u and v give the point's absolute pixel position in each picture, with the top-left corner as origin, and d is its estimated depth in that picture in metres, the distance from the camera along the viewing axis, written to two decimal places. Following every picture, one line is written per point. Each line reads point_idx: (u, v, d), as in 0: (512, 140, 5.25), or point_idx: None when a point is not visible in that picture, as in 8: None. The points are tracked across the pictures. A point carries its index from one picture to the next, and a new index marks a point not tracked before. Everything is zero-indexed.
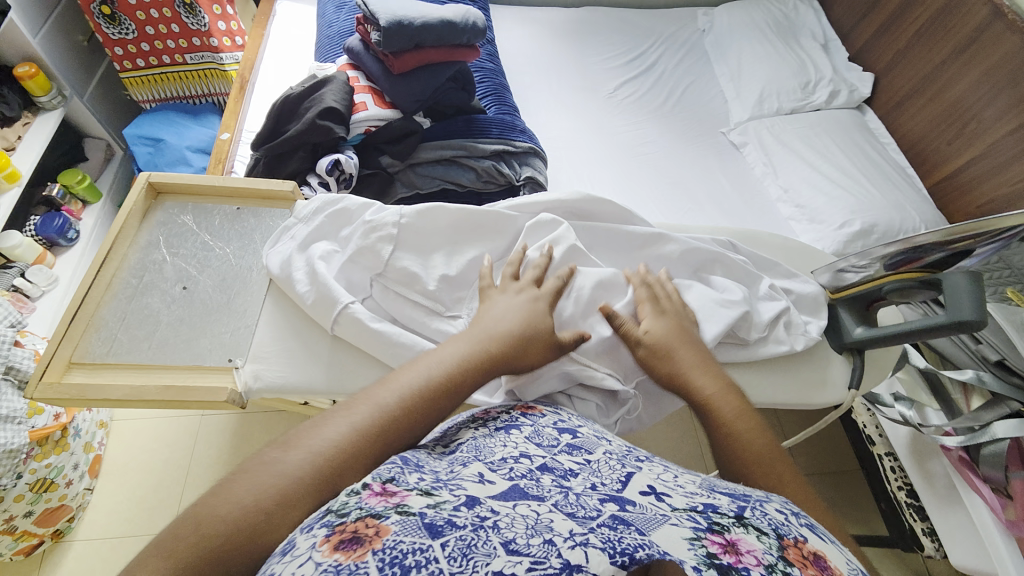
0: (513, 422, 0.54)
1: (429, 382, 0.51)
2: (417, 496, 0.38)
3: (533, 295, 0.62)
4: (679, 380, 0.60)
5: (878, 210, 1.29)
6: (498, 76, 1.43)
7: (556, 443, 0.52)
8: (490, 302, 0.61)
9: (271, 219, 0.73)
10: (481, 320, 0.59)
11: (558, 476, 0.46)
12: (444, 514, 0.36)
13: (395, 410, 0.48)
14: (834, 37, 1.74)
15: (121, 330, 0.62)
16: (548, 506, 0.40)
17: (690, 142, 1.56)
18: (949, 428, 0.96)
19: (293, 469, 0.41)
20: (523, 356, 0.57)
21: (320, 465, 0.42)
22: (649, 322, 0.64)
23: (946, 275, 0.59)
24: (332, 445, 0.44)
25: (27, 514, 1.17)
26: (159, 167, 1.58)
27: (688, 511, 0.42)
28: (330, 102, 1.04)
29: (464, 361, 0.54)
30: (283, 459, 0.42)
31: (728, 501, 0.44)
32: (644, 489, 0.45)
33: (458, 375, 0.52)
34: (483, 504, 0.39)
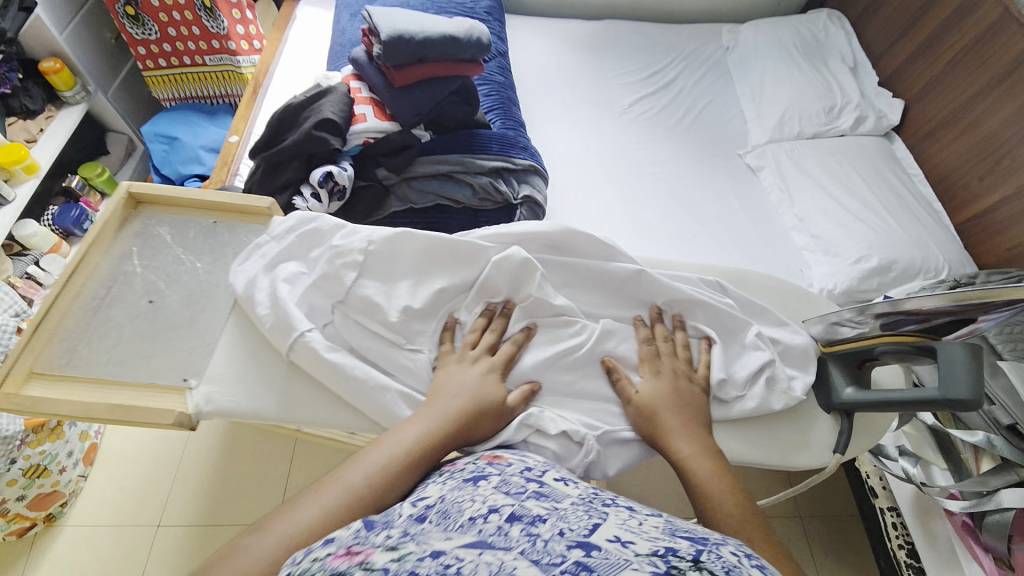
0: (480, 474, 0.50)
1: (396, 457, 0.51)
2: (383, 552, 0.37)
3: (489, 366, 0.61)
4: (661, 439, 0.60)
5: (898, 247, 1.22)
6: (506, 89, 1.41)
7: (525, 489, 0.47)
8: (450, 373, 0.60)
9: (246, 235, 0.72)
10: (442, 391, 0.58)
11: (527, 524, 0.41)
12: (408, 565, 0.34)
13: (365, 488, 0.48)
14: (863, 61, 1.66)
15: (83, 342, 0.62)
16: (514, 554, 0.37)
17: (704, 162, 1.50)
18: (954, 491, 0.88)
19: (264, 556, 0.42)
20: (484, 426, 0.57)
21: (288, 550, 0.43)
22: (643, 382, 0.65)
23: (944, 345, 0.60)
24: (301, 531, 0.44)
25: (19, 497, 1.18)
26: (172, 163, 1.61)
27: (650, 557, 0.37)
28: (327, 114, 1.04)
29: (431, 432, 0.53)
30: (255, 545, 0.43)
31: (688, 545, 0.41)
32: (611, 537, 0.40)
33: (425, 447, 0.52)
34: (449, 553, 0.36)
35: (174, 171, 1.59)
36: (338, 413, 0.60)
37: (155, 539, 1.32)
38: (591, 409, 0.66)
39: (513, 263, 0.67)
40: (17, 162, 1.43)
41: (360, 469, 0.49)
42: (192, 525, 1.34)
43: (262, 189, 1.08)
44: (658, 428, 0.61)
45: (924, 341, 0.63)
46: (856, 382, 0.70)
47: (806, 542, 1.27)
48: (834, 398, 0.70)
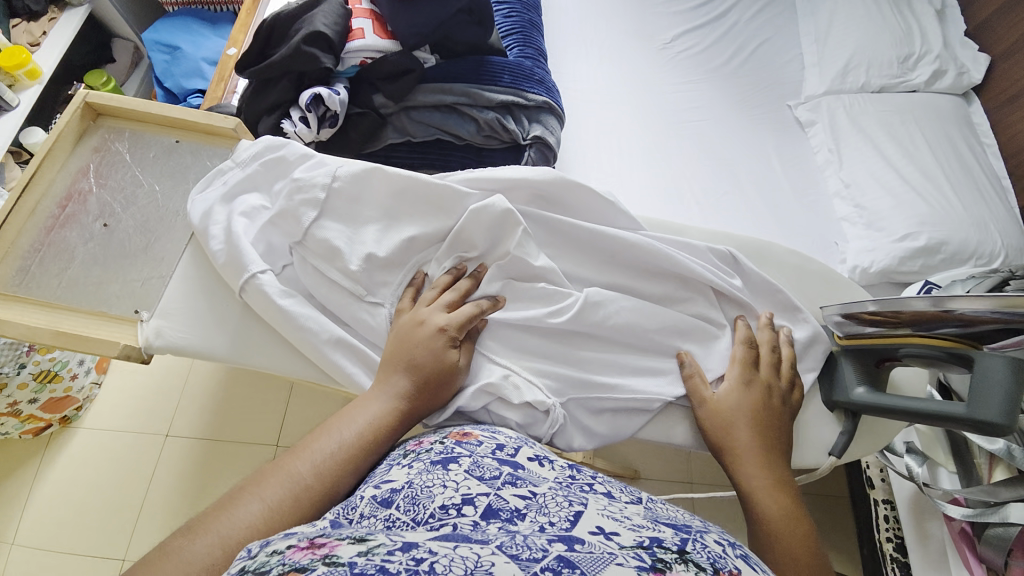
0: (451, 456, 0.47)
1: (345, 444, 0.49)
2: (349, 545, 0.32)
3: (442, 326, 0.57)
4: (733, 454, 0.58)
5: (952, 226, 1.07)
6: (529, 11, 1.23)
7: (499, 475, 0.44)
8: (404, 341, 0.56)
9: (209, 159, 0.74)
10: (392, 366, 0.55)
11: (505, 521, 0.37)
12: (378, 560, 0.30)
13: (313, 478, 0.46)
14: (954, 2, 1.40)
15: (35, 263, 0.65)
16: (490, 548, 0.32)
17: (746, 113, 1.32)
18: (959, 497, 0.82)
19: (201, 556, 0.38)
20: (443, 397, 0.56)
21: (226, 551, 0.39)
22: (726, 389, 0.62)
23: (981, 354, 0.53)
24: (245, 529, 0.41)
25: (31, 400, 1.14)
26: (174, 76, 1.50)
27: (635, 549, 0.34)
28: (318, 26, 0.92)
29: (381, 417, 0.52)
30: (189, 547, 0.39)
31: (672, 534, 0.38)
32: (594, 528, 0.37)
33: (373, 433, 0.51)
34: (422, 546, 0.32)
35: (176, 84, 1.49)
36: (286, 354, 0.61)
37: (163, 450, 1.29)
38: (565, 377, 0.62)
39: (490, 216, 0.62)
40: (19, 67, 1.35)
41: (306, 460, 0.47)
42: (198, 441, 1.30)
43: (250, 110, 0.99)
44: (729, 444, 0.59)
45: (961, 348, 0.56)
46: (870, 381, 0.65)
47: None
48: (841, 394, 0.66)
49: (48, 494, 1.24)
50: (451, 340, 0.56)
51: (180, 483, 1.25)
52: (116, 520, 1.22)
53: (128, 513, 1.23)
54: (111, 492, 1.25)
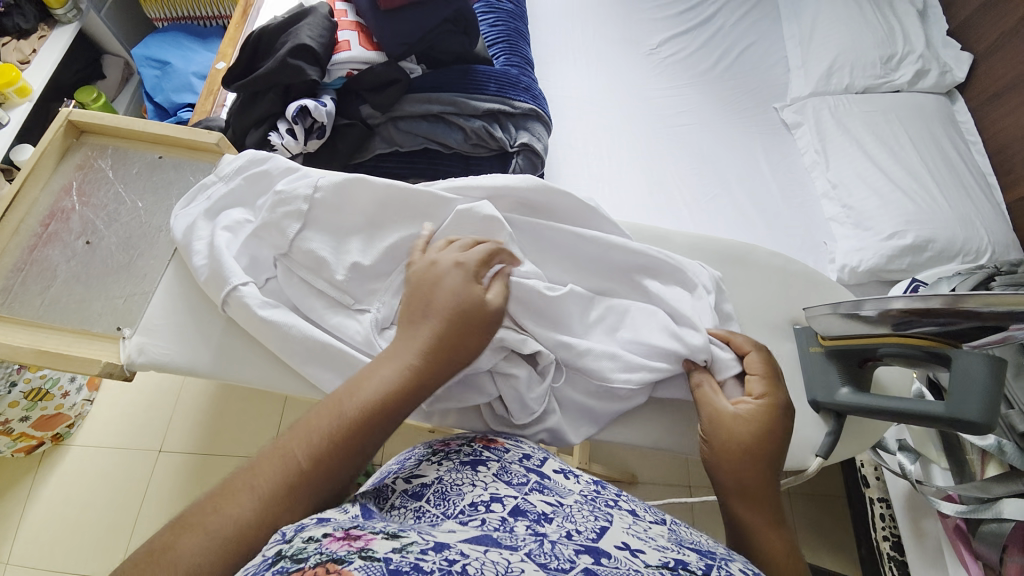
0: (479, 458, 0.49)
1: (346, 423, 0.45)
2: (383, 540, 0.33)
3: (459, 262, 0.55)
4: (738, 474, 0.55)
5: (939, 224, 1.08)
6: (514, 20, 1.24)
7: (526, 481, 0.46)
8: (423, 282, 0.54)
9: (192, 173, 0.74)
10: (413, 311, 0.53)
11: (533, 521, 0.40)
12: (412, 559, 0.31)
13: (308, 465, 0.42)
14: (935, 3, 1.42)
15: (19, 282, 0.65)
16: (520, 554, 0.34)
17: (733, 115, 1.33)
18: (953, 493, 0.82)
19: (190, 558, 0.36)
20: (461, 352, 0.51)
21: (217, 554, 0.37)
22: (744, 412, 0.58)
23: (958, 350, 0.55)
24: (237, 524, 0.38)
25: (23, 419, 1.13)
26: (164, 91, 1.50)
27: (660, 569, 0.35)
28: (303, 39, 0.93)
29: (389, 390, 0.47)
30: (178, 548, 0.36)
31: (697, 559, 0.38)
32: (620, 544, 0.38)
33: (380, 407, 0.46)
34: (454, 548, 0.33)
35: (165, 99, 1.49)
36: (270, 368, 0.61)
37: (156, 466, 1.28)
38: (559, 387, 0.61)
39: (477, 219, 0.63)
40: (8, 85, 1.35)
41: (305, 443, 0.43)
42: (190, 457, 1.29)
43: (238, 123, 0.99)
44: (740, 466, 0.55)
45: (940, 347, 0.57)
46: (853, 381, 0.66)
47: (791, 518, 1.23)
48: (826, 397, 0.67)
49: (39, 514, 1.23)
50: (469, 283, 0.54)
51: (172, 501, 1.24)
52: (108, 539, 1.21)
53: (120, 532, 1.21)
54: (104, 511, 1.24)
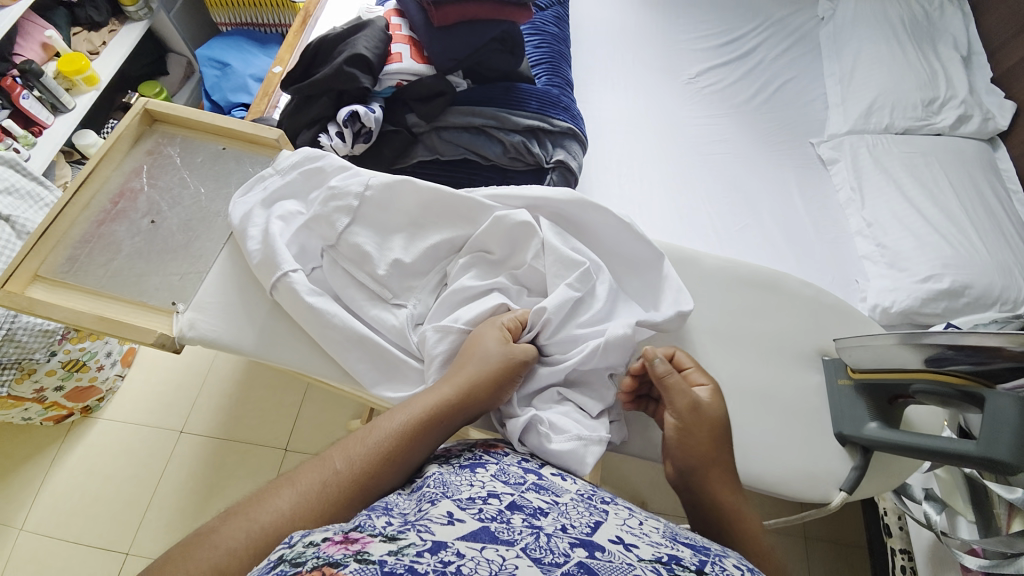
0: (478, 461, 0.50)
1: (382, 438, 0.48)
2: (380, 543, 0.35)
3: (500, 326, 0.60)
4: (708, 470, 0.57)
5: (977, 270, 1.05)
6: (558, 43, 1.29)
7: (524, 482, 0.48)
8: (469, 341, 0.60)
9: (250, 165, 0.79)
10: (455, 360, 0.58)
11: (528, 515, 0.42)
12: (407, 561, 0.32)
13: (344, 472, 0.45)
14: (981, 49, 1.41)
15: (85, 253, 0.70)
16: (515, 550, 0.36)
17: (769, 148, 1.34)
18: (976, 547, 0.79)
19: (229, 541, 0.39)
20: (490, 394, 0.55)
21: (252, 538, 0.39)
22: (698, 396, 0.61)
23: (991, 392, 0.54)
24: (274, 515, 0.41)
25: (58, 387, 1.18)
26: (223, 90, 1.60)
27: (652, 563, 0.37)
28: (360, 49, 0.98)
29: (422, 410, 0.51)
30: (222, 533, 0.39)
31: (691, 554, 0.39)
32: (614, 538, 0.40)
33: (415, 423, 0.50)
34: (450, 547, 0.35)
35: (223, 97, 1.59)
36: (308, 352, 0.64)
37: (177, 446, 1.32)
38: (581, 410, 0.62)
39: (515, 226, 0.65)
40: (79, 73, 1.45)
41: (345, 453, 0.47)
42: (210, 439, 1.33)
43: (291, 123, 1.04)
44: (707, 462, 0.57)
45: (973, 386, 0.56)
46: (882, 417, 0.66)
47: (806, 564, 1.18)
48: (854, 430, 0.66)
49: (62, 482, 1.28)
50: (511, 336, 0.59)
51: (189, 481, 1.28)
52: (125, 512, 1.25)
53: (136, 507, 1.25)
54: (123, 484, 1.28)
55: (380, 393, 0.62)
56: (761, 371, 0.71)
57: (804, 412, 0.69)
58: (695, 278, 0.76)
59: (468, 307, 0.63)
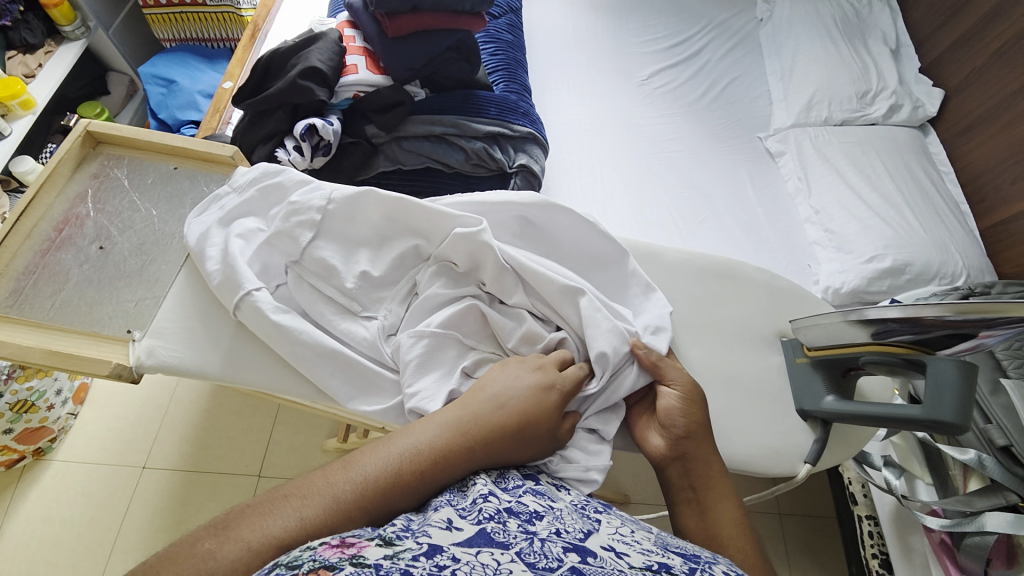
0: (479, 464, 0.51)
1: (396, 469, 0.47)
2: (376, 546, 0.35)
3: (540, 371, 0.58)
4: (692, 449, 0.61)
5: (917, 248, 1.14)
6: (513, 50, 1.31)
7: (522, 485, 0.49)
8: (500, 373, 0.57)
9: (206, 184, 0.77)
10: (480, 393, 0.55)
11: (524, 520, 0.42)
12: (402, 565, 0.33)
13: (351, 498, 0.44)
14: (907, 43, 1.53)
15: (30, 285, 0.67)
16: (510, 554, 0.36)
17: (721, 143, 1.40)
18: (937, 508, 0.85)
19: (227, 563, 0.38)
20: (516, 439, 0.52)
21: (249, 565, 0.38)
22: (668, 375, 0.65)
23: (933, 358, 0.59)
24: (275, 538, 0.40)
25: (6, 431, 1.10)
26: (169, 108, 1.54)
27: (644, 570, 0.38)
28: (313, 62, 0.97)
29: (439, 446, 0.49)
30: (216, 553, 0.38)
31: (681, 562, 0.40)
32: (605, 544, 0.41)
33: (432, 461, 0.48)
34: (446, 551, 0.35)
35: (170, 115, 1.53)
36: (278, 371, 0.63)
37: (141, 482, 1.25)
38: (593, 433, 0.63)
39: (476, 244, 0.63)
40: (12, 97, 1.36)
41: (354, 477, 0.45)
42: (178, 473, 1.27)
43: (245, 138, 1.01)
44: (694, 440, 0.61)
45: (915, 354, 0.61)
46: (837, 390, 0.70)
47: (782, 540, 1.23)
48: (813, 405, 0.70)
49: (13, 533, 1.19)
50: (564, 395, 0.56)
51: (157, 519, 1.21)
52: (86, 558, 1.17)
53: (98, 552, 1.17)
54: (83, 529, 1.20)
55: (356, 407, 0.61)
56: (728, 357, 0.74)
57: (770, 392, 0.73)
58: (659, 272, 0.79)
59: (442, 311, 0.63)
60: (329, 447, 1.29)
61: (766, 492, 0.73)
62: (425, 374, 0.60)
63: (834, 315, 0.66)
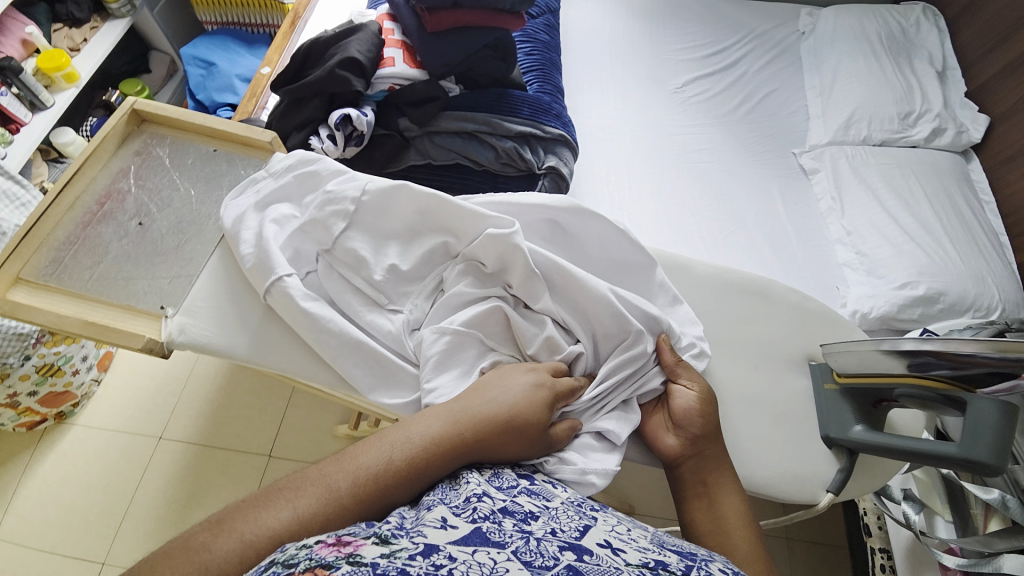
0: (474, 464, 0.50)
1: (390, 464, 0.47)
2: (373, 545, 0.35)
3: (538, 379, 0.57)
4: (711, 448, 0.61)
5: (951, 277, 1.10)
6: (549, 51, 1.30)
7: (516, 486, 0.48)
8: (495, 379, 0.56)
9: (243, 168, 0.78)
10: (476, 394, 0.54)
11: (520, 519, 0.42)
12: (399, 564, 0.32)
13: (346, 494, 0.44)
14: (953, 66, 1.48)
15: (69, 255, 0.69)
16: (506, 552, 0.36)
17: (754, 157, 1.37)
18: (954, 547, 0.82)
19: (222, 558, 0.38)
20: (511, 441, 0.52)
21: (246, 559, 0.38)
22: (690, 385, 0.64)
23: (972, 396, 0.57)
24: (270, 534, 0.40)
25: (32, 393, 1.14)
26: (207, 89, 1.57)
27: (640, 568, 0.37)
28: (352, 52, 0.98)
29: (435, 441, 0.49)
30: (211, 546, 0.39)
31: (678, 559, 0.39)
32: (602, 542, 0.40)
33: (427, 456, 0.48)
34: (442, 550, 0.35)
35: (207, 97, 1.56)
36: (303, 357, 0.64)
37: (155, 453, 1.28)
38: (603, 440, 0.61)
39: (508, 246, 0.63)
40: (58, 70, 1.40)
41: (349, 472, 0.45)
42: (192, 446, 1.29)
43: (281, 125, 1.03)
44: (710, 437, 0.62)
45: (954, 391, 0.59)
46: (866, 420, 0.68)
47: (790, 566, 1.21)
48: (839, 433, 0.68)
49: (33, 492, 1.23)
50: (553, 392, 0.56)
51: (168, 490, 1.24)
52: (101, 523, 1.20)
53: (113, 517, 1.21)
54: (98, 493, 1.23)
55: (376, 399, 0.62)
56: (750, 376, 0.73)
57: (793, 415, 0.71)
58: (686, 284, 0.78)
59: (464, 310, 0.63)
60: (340, 433, 1.31)
61: (784, 518, 0.71)
62: (444, 372, 0.60)
63: (865, 342, 0.65)
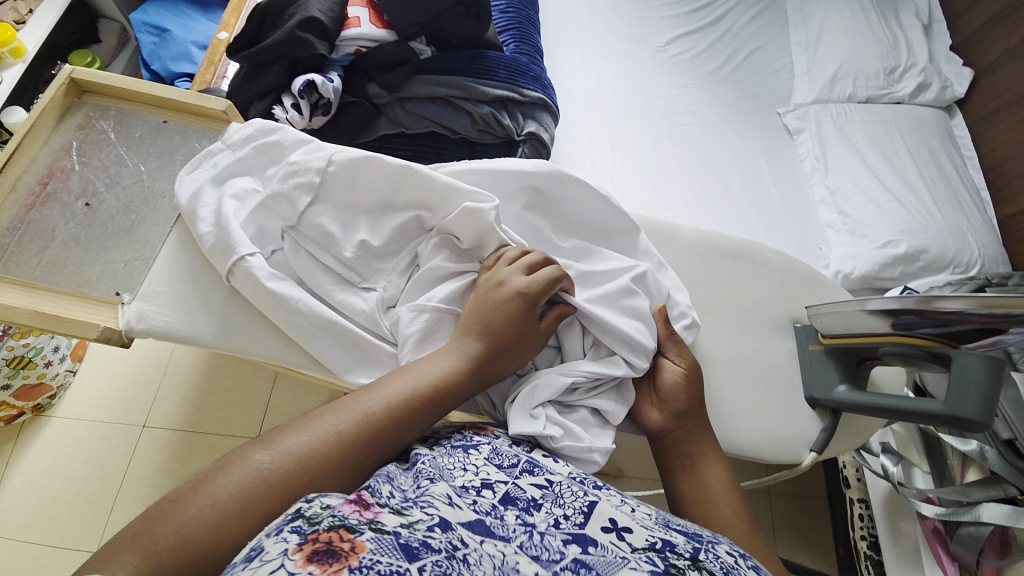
0: (470, 443, 0.49)
1: (417, 388, 0.48)
2: (391, 514, 0.34)
3: (521, 290, 0.55)
4: (694, 419, 0.61)
5: (932, 235, 1.10)
6: (526, 8, 1.23)
7: (516, 463, 0.47)
8: (488, 299, 0.55)
9: (197, 140, 0.73)
10: (481, 314, 0.54)
11: (522, 510, 0.41)
12: (420, 535, 0.32)
13: (380, 417, 0.45)
14: (940, 17, 1.44)
15: (14, 241, 0.64)
16: (513, 547, 0.36)
17: (739, 118, 1.34)
18: (932, 495, 0.84)
19: (277, 472, 0.39)
20: (519, 358, 0.55)
21: (299, 475, 0.39)
22: (679, 360, 0.64)
23: (958, 352, 0.57)
24: (316, 452, 0.41)
25: (5, 386, 1.10)
26: (161, 58, 1.46)
27: (646, 552, 0.37)
28: (313, 12, 0.91)
29: (455, 367, 0.50)
30: (265, 462, 0.39)
31: (684, 541, 0.39)
32: (607, 524, 0.40)
33: (448, 381, 0.49)
34: (455, 530, 0.34)
35: (163, 67, 1.45)
36: (272, 339, 0.61)
37: (140, 441, 1.25)
38: (600, 416, 0.60)
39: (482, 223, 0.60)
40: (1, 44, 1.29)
41: (379, 396, 0.46)
42: (176, 432, 1.27)
43: (242, 94, 0.96)
44: (693, 408, 0.62)
45: (940, 347, 0.59)
46: (850, 380, 0.68)
47: (771, 519, 1.25)
48: (824, 394, 0.69)
49: (16, 485, 1.20)
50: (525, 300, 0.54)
51: (156, 476, 1.22)
52: (89, 513, 1.19)
53: (100, 507, 1.19)
54: (83, 484, 1.21)
55: (353, 379, 0.60)
56: (735, 341, 0.72)
57: (777, 378, 0.71)
58: (671, 249, 0.76)
59: (443, 285, 0.60)
60: None
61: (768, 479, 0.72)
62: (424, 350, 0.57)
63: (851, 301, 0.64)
